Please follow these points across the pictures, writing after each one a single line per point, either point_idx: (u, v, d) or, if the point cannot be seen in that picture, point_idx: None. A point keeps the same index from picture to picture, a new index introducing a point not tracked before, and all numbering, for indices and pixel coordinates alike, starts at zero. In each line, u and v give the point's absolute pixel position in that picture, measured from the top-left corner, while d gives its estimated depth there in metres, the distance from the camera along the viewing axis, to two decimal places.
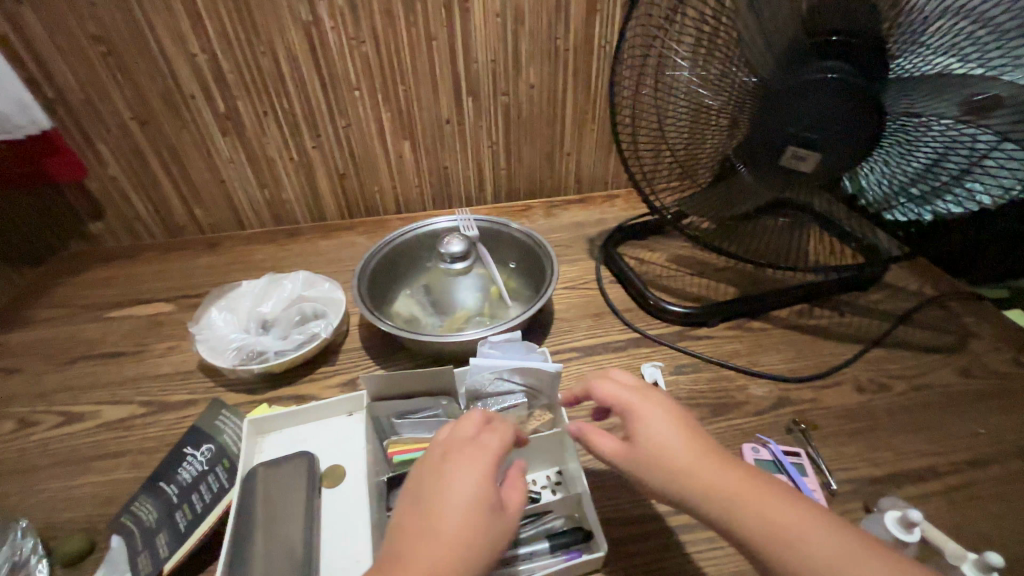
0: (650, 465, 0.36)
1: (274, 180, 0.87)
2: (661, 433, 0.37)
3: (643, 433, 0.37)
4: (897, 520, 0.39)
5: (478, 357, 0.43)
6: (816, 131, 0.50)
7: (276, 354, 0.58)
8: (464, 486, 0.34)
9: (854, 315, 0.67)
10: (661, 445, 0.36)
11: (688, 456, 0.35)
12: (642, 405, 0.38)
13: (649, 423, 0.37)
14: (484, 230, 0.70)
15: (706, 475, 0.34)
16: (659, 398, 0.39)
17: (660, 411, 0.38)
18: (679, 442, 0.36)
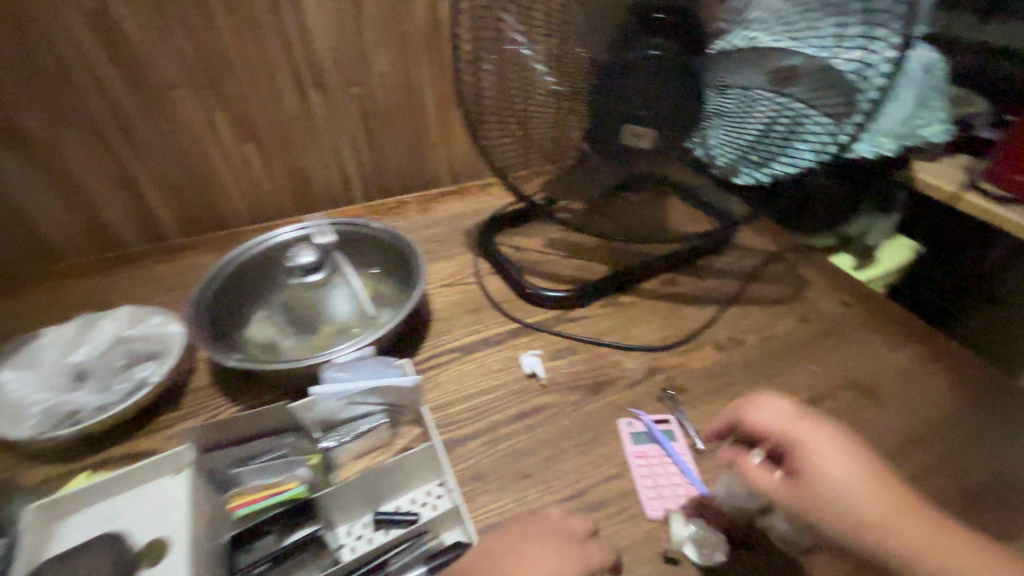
0: (822, 501, 0.38)
1: (87, 200, 0.73)
2: (832, 469, 0.38)
3: (817, 471, 0.39)
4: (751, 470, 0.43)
5: (318, 386, 0.39)
6: (648, 110, 0.52)
7: (96, 410, 0.49)
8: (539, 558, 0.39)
9: (712, 279, 0.72)
10: (829, 481, 0.38)
11: (870, 495, 0.37)
12: (812, 435, 0.40)
13: (818, 456, 0.39)
14: (345, 234, 0.65)
15: (879, 510, 0.37)
16: (824, 426, 0.41)
17: (835, 441, 0.40)
18: (858, 476, 0.38)
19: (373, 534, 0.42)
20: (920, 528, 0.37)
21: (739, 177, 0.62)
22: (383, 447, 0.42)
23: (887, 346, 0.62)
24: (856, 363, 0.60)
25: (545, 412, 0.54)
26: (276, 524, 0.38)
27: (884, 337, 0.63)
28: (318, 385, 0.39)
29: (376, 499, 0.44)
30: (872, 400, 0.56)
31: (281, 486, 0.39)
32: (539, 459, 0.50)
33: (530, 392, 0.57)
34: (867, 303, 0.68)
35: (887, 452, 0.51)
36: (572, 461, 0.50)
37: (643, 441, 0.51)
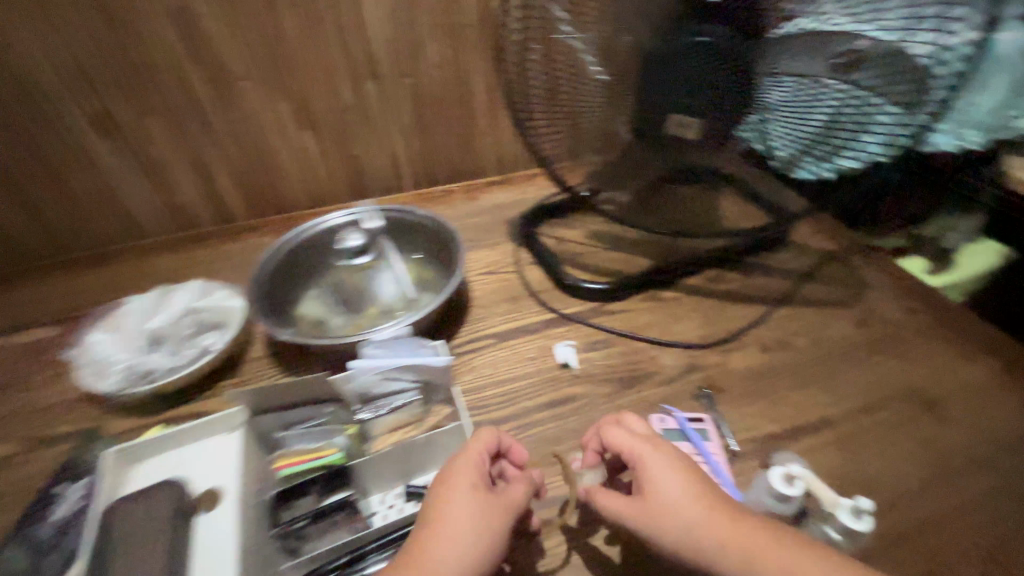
0: (655, 515, 0.37)
1: (167, 183, 0.80)
2: (667, 488, 0.38)
3: (654, 489, 0.38)
4: (781, 476, 0.40)
5: (355, 361, 0.42)
6: (697, 99, 0.50)
7: (166, 371, 0.55)
8: (462, 518, 0.36)
9: (761, 277, 0.68)
10: (665, 501, 0.37)
11: (706, 517, 0.37)
12: (654, 456, 0.40)
13: (656, 475, 0.39)
14: (390, 220, 0.68)
15: (720, 535, 0.36)
16: (669, 449, 0.41)
17: (678, 462, 0.40)
18: (693, 499, 0.37)
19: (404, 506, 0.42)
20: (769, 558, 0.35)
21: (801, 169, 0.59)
22: (415, 423, 0.44)
23: (958, 357, 0.57)
24: (918, 374, 0.56)
25: (576, 402, 0.55)
26: (317, 483, 0.40)
27: (954, 347, 0.58)
28: (355, 358, 0.42)
29: (407, 473, 0.44)
30: (933, 414, 0.52)
31: (320, 452, 0.42)
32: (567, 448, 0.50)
33: (563, 381, 0.57)
34: (935, 310, 0.63)
35: (946, 471, 0.48)
36: None
37: (674, 439, 0.50)
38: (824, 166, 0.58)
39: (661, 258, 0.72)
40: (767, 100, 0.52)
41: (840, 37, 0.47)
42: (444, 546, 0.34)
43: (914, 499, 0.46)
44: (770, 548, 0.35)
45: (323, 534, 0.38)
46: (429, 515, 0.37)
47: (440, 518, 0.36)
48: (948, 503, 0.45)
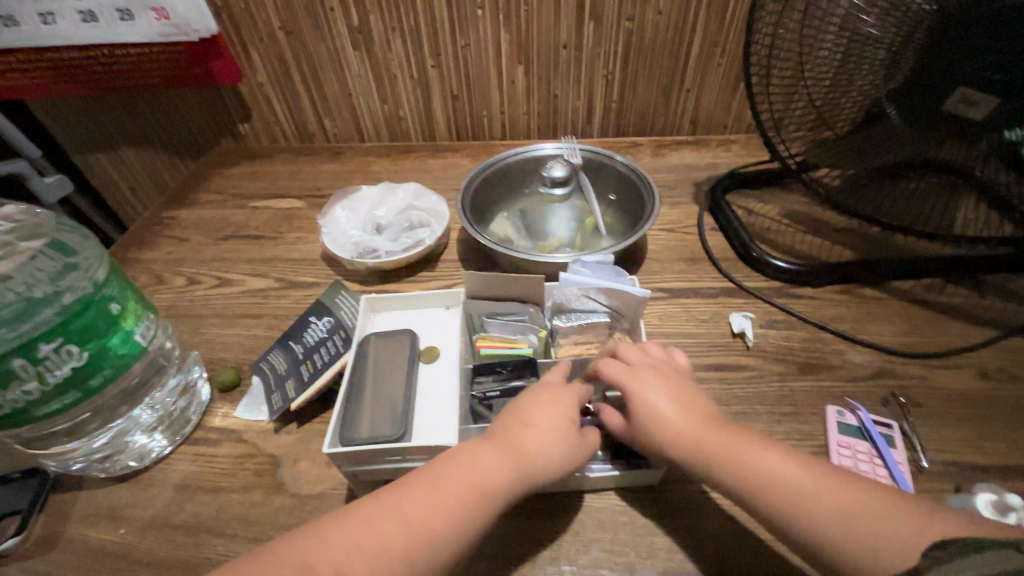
0: (666, 445, 0.40)
1: (393, 96, 0.91)
2: (663, 411, 0.41)
3: (658, 420, 0.41)
4: (992, 503, 0.39)
5: (566, 273, 0.46)
6: (1003, 73, 0.43)
7: (386, 253, 0.65)
8: (548, 410, 0.41)
9: (994, 299, 0.59)
10: (672, 430, 0.40)
11: (703, 446, 0.39)
12: (637, 384, 0.42)
13: (648, 400, 0.41)
14: (588, 160, 0.70)
15: (725, 461, 0.39)
16: (656, 373, 0.43)
17: (664, 386, 0.42)
18: (687, 418, 0.41)
19: None
20: (783, 485, 0.37)
21: None
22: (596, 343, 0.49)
23: None
24: None
25: (744, 372, 0.54)
26: (503, 369, 0.46)
27: None
28: (566, 272, 0.46)
29: None
30: None
31: (515, 343, 0.48)
32: (729, 410, 0.51)
33: (733, 348, 0.56)
34: None
35: None
36: (764, 424, 0.49)
37: (851, 434, 0.48)
38: None
39: (867, 253, 0.66)
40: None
41: None
42: (529, 428, 0.40)
43: None
44: (773, 474, 0.37)
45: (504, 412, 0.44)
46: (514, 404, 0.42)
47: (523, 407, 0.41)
48: None
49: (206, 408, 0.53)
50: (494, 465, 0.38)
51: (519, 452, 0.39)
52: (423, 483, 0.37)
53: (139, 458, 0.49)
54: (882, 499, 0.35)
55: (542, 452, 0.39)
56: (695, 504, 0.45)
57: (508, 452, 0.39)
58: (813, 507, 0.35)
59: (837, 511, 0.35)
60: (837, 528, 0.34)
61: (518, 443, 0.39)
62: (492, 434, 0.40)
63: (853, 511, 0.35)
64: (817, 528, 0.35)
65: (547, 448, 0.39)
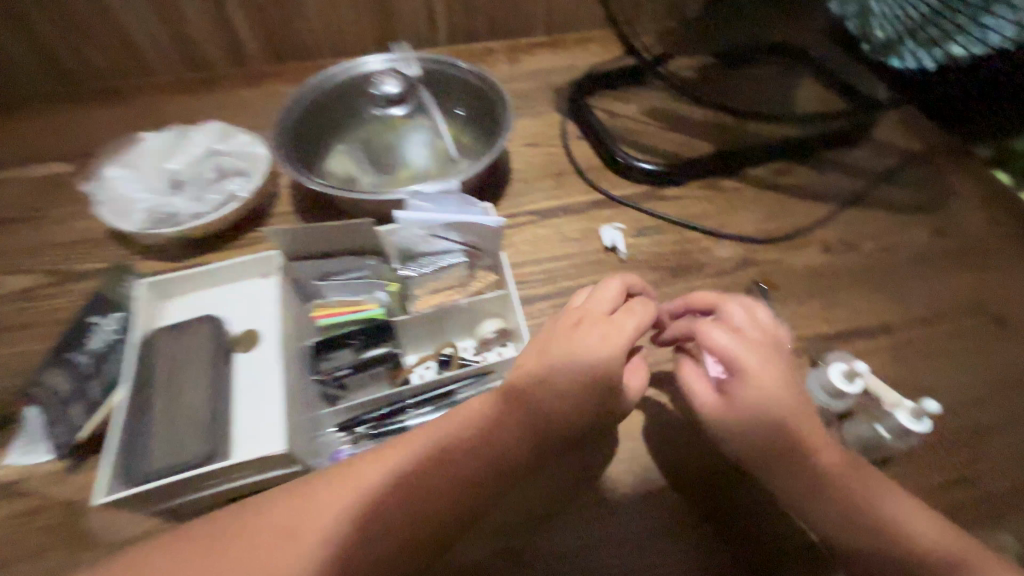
0: (748, 419, 0.36)
1: (173, 10, 0.70)
2: (760, 386, 0.36)
3: (748, 392, 0.36)
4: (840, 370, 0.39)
5: (403, 212, 0.37)
6: None
7: (192, 217, 0.51)
8: (589, 354, 0.36)
9: (834, 173, 0.62)
10: (759, 402, 0.36)
11: (788, 413, 0.35)
12: (748, 355, 0.36)
13: (751, 373, 0.36)
14: (429, 71, 0.59)
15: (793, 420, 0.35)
16: (765, 348, 0.37)
17: (779, 362, 0.37)
18: (785, 392, 0.36)
19: (440, 370, 0.43)
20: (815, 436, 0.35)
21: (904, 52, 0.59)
22: (457, 287, 0.42)
23: None
24: (991, 290, 0.52)
25: None
26: (356, 338, 0.40)
27: None
28: (401, 210, 0.38)
29: (442, 335, 0.44)
30: (997, 329, 0.49)
31: (361, 305, 0.41)
32: None
33: (608, 264, 0.54)
34: (1012, 221, 0.57)
35: (1000, 384, 0.46)
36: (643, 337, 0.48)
37: None
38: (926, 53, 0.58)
39: (724, 142, 0.65)
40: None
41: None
42: (552, 391, 0.36)
43: (964, 410, 0.44)
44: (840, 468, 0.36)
45: (360, 387, 0.39)
46: (550, 343, 0.37)
47: (573, 342, 0.36)
48: (996, 415, 0.44)
49: None
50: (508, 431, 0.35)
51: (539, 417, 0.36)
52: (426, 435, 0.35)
53: None
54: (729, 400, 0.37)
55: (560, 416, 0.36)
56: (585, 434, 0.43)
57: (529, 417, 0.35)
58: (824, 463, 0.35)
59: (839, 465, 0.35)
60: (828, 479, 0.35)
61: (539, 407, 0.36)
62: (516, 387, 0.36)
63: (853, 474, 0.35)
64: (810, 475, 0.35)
65: (573, 411, 0.36)
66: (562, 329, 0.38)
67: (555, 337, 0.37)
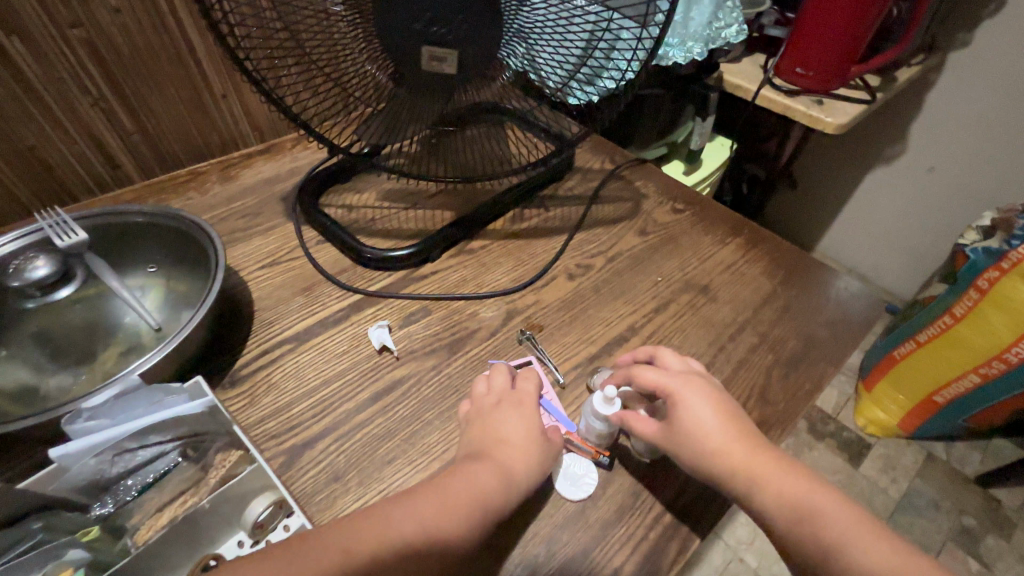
0: (684, 437, 0.42)
1: None
2: (699, 419, 0.42)
3: (681, 417, 0.42)
4: (602, 399, 0.44)
5: (57, 449, 0.30)
6: (446, 26, 0.44)
7: None
8: (515, 421, 0.43)
9: (557, 207, 0.70)
10: (693, 423, 0.42)
11: (721, 436, 0.41)
12: (687, 388, 0.44)
13: (689, 405, 0.42)
14: (100, 229, 0.50)
15: (724, 439, 0.41)
16: (701, 383, 0.44)
17: (706, 392, 0.44)
18: (715, 416, 0.42)
19: None
20: (759, 458, 0.40)
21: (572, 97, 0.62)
22: (190, 490, 0.35)
23: (715, 243, 0.67)
24: (693, 266, 0.64)
25: (403, 386, 0.50)
26: None
27: (712, 236, 0.68)
28: (57, 447, 0.31)
29: (197, 548, 0.36)
30: (706, 296, 0.60)
31: None
32: (402, 439, 0.46)
33: (383, 368, 0.51)
34: (685, 205, 0.72)
35: (721, 343, 0.56)
36: (439, 431, 0.47)
37: None
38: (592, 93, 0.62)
39: (463, 207, 0.69)
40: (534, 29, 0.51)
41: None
42: (512, 445, 0.42)
43: None
44: (790, 483, 0.38)
45: None
46: (478, 424, 0.44)
47: (501, 421, 0.43)
48: (728, 369, 0.54)
49: None
50: (470, 511, 0.36)
51: (503, 463, 0.40)
52: (385, 519, 0.33)
53: None
54: (533, 427, 0.44)
55: (519, 459, 0.41)
56: None
57: (494, 466, 0.40)
58: (770, 481, 0.39)
59: (796, 488, 0.38)
60: (789, 502, 0.38)
61: (500, 460, 0.40)
62: (476, 453, 0.41)
63: (817, 501, 0.37)
64: (767, 494, 0.38)
65: (521, 452, 0.42)
66: (480, 413, 0.45)
67: (490, 407, 0.45)
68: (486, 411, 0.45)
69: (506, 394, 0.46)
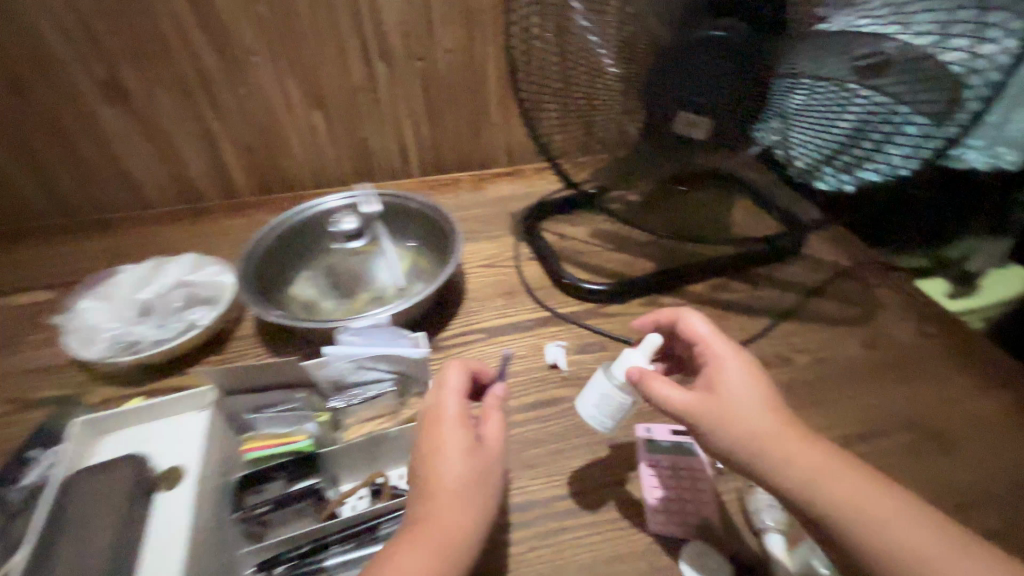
0: (724, 414, 0.37)
1: (175, 154, 0.80)
2: (736, 396, 0.38)
3: (723, 389, 0.38)
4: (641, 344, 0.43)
5: (333, 345, 0.43)
6: (704, 96, 0.47)
7: (153, 343, 0.54)
8: (451, 462, 0.37)
9: (768, 288, 0.66)
10: (738, 399, 0.38)
11: (767, 415, 0.37)
12: (733, 359, 0.40)
13: (732, 378, 0.39)
14: (388, 204, 0.66)
15: (768, 419, 0.37)
16: (755, 359, 0.40)
17: (750, 366, 0.40)
18: (763, 397, 0.38)
19: (371, 501, 0.42)
20: (817, 449, 0.35)
21: (820, 180, 0.58)
22: (387, 414, 0.44)
23: (968, 387, 0.54)
24: (926, 402, 0.53)
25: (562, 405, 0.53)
26: (285, 470, 0.41)
27: (967, 376, 0.55)
28: (331, 344, 0.43)
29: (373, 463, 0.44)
30: (935, 445, 0.49)
31: (290, 437, 0.42)
32: (547, 452, 0.49)
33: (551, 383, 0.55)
34: (938, 330, 0.60)
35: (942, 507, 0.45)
36: (582, 459, 0.48)
37: (661, 452, 0.48)
38: (844, 180, 0.56)
39: (666, 262, 0.70)
40: (788, 111, 0.50)
41: (841, 80, 0.47)
42: (444, 492, 0.36)
43: None
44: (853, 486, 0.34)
45: (284, 521, 0.40)
46: (413, 459, 0.38)
47: (453, 445, 0.38)
48: None
49: None
50: None
51: (433, 522, 0.35)
52: None
53: None
54: (468, 458, 0.38)
55: (447, 511, 0.36)
56: (513, 564, 0.42)
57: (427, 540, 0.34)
58: (831, 477, 0.34)
59: (857, 486, 0.34)
60: (851, 502, 0.33)
61: (428, 520, 0.35)
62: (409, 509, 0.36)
63: (889, 500, 0.33)
64: (828, 492, 0.34)
65: (450, 502, 0.36)
66: (414, 441, 0.39)
67: (441, 409, 0.40)
68: (419, 441, 0.39)
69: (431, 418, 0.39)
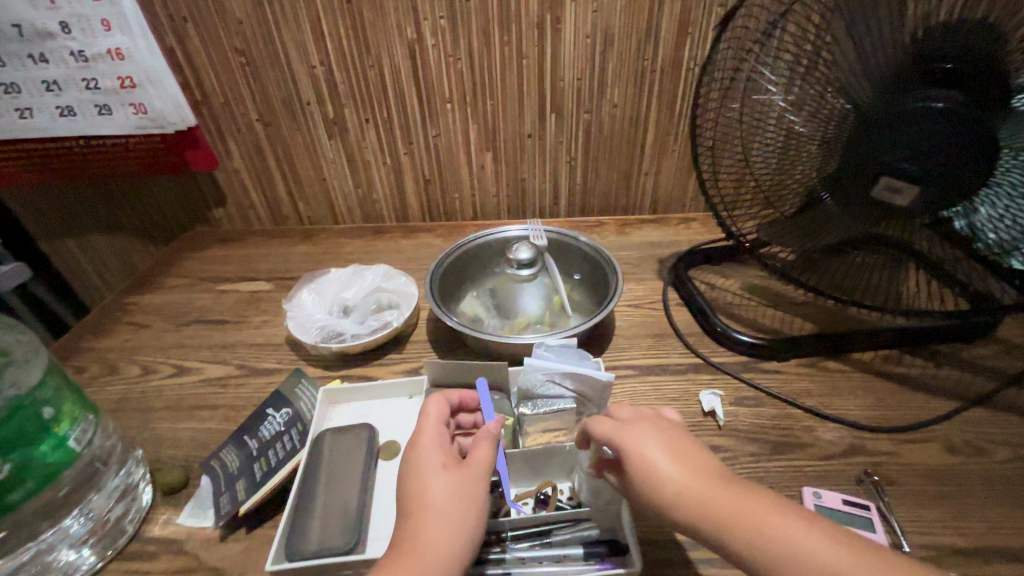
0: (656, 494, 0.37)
1: (367, 180, 0.94)
2: (654, 463, 0.38)
3: (640, 464, 0.38)
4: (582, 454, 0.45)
5: (532, 359, 0.49)
6: (917, 161, 0.47)
7: (353, 336, 0.64)
8: (444, 484, 0.40)
9: (953, 369, 0.61)
10: (658, 474, 0.37)
11: (681, 478, 0.37)
12: (630, 430, 0.40)
13: (643, 451, 0.38)
14: (553, 241, 0.73)
15: (681, 488, 0.36)
16: (645, 425, 0.40)
17: (657, 435, 0.39)
18: (672, 462, 0.38)
19: (537, 509, 0.47)
20: (731, 506, 0.35)
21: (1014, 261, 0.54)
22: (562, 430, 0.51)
23: None
24: None
25: (718, 454, 0.53)
26: None
27: None
28: (530, 357, 0.49)
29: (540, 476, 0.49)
30: None
31: None
32: None
33: (705, 429, 0.55)
34: None
35: None
36: None
37: (830, 520, 0.46)
38: None
39: (829, 327, 0.67)
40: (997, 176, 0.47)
41: None
42: (437, 510, 0.38)
43: None
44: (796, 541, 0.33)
45: None
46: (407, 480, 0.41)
47: (434, 465, 0.41)
48: None
49: (145, 514, 0.49)
50: None
51: (424, 536, 0.37)
52: None
53: (64, 575, 0.44)
54: (463, 480, 0.40)
55: (438, 526, 0.38)
56: None
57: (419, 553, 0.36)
58: (780, 537, 0.33)
59: (803, 537, 0.33)
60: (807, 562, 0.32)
61: (422, 535, 0.37)
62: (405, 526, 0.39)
63: (829, 555, 0.32)
64: (778, 559, 0.33)
65: (446, 518, 0.38)
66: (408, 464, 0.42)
67: (420, 435, 0.44)
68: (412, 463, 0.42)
69: (421, 438, 0.43)
